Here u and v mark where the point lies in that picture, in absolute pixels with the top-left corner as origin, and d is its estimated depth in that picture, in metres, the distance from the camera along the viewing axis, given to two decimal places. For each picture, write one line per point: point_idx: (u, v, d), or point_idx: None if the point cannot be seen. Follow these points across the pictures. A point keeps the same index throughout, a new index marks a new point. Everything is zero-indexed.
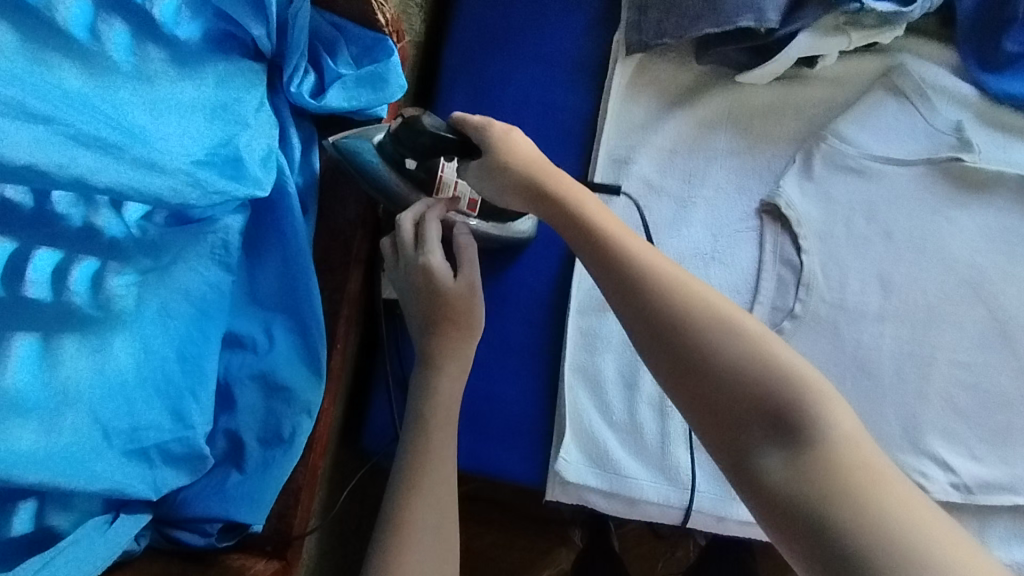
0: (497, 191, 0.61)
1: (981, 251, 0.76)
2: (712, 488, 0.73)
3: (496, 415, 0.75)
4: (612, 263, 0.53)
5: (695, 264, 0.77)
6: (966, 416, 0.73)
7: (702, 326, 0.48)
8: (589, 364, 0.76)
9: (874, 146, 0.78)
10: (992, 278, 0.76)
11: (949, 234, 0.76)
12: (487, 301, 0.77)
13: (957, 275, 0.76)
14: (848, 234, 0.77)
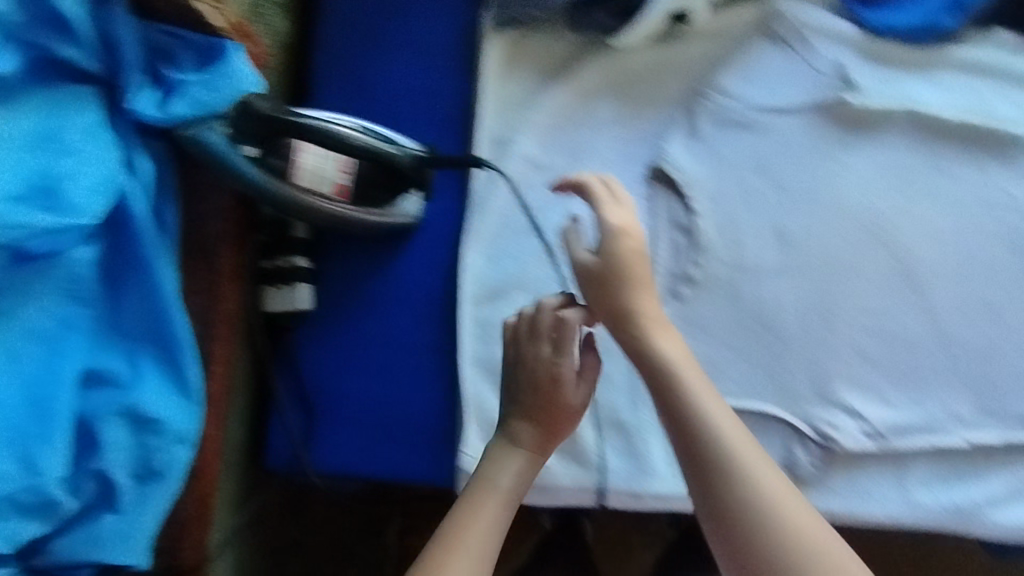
0: (591, 297, 0.59)
1: (876, 192, 0.74)
2: (624, 466, 0.72)
3: (397, 417, 0.73)
4: (677, 405, 0.52)
5: (589, 241, 0.74)
6: (874, 361, 0.72)
7: (751, 492, 0.49)
8: (487, 355, 0.74)
9: (758, 97, 0.75)
10: (891, 217, 0.73)
11: (845, 178, 0.74)
12: (378, 303, 0.75)
13: (858, 220, 0.73)
14: (742, 192, 0.75)
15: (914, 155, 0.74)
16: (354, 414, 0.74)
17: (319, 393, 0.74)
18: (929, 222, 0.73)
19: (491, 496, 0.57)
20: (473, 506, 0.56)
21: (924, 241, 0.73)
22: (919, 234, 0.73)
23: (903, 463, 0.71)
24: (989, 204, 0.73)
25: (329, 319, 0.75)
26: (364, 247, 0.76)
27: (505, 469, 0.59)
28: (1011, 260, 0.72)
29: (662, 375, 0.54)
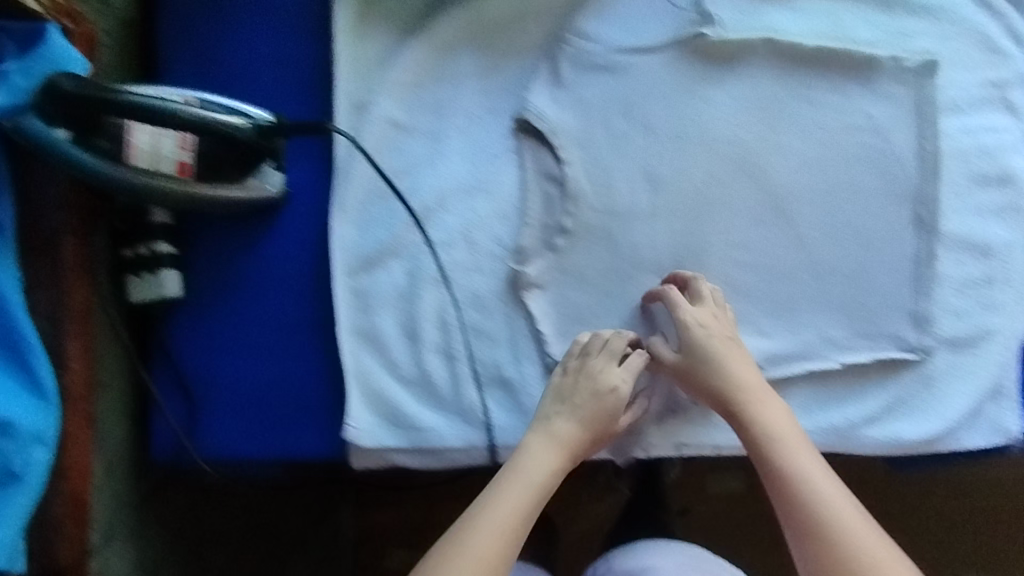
0: (685, 382, 0.70)
1: (740, 125, 0.73)
2: (512, 421, 0.72)
3: (281, 397, 0.73)
4: (755, 435, 0.65)
5: (459, 200, 0.73)
6: (748, 294, 0.73)
7: (813, 498, 0.61)
8: (366, 325, 0.72)
9: (616, 38, 0.74)
10: (757, 149, 0.73)
11: (710, 115, 0.74)
12: (251, 283, 0.73)
13: (722, 157, 0.74)
14: (611, 138, 0.74)
15: (775, 85, 0.74)
16: (237, 395, 0.73)
17: (198, 377, 0.73)
18: (794, 152, 0.73)
19: (520, 482, 0.63)
20: (506, 488, 0.63)
21: (790, 171, 0.73)
22: (783, 165, 0.73)
23: (783, 391, 0.72)
24: (850, 127, 0.73)
25: (201, 302, 0.73)
26: (230, 225, 0.74)
27: (540, 464, 0.65)
28: (878, 181, 0.73)
29: (752, 422, 0.66)
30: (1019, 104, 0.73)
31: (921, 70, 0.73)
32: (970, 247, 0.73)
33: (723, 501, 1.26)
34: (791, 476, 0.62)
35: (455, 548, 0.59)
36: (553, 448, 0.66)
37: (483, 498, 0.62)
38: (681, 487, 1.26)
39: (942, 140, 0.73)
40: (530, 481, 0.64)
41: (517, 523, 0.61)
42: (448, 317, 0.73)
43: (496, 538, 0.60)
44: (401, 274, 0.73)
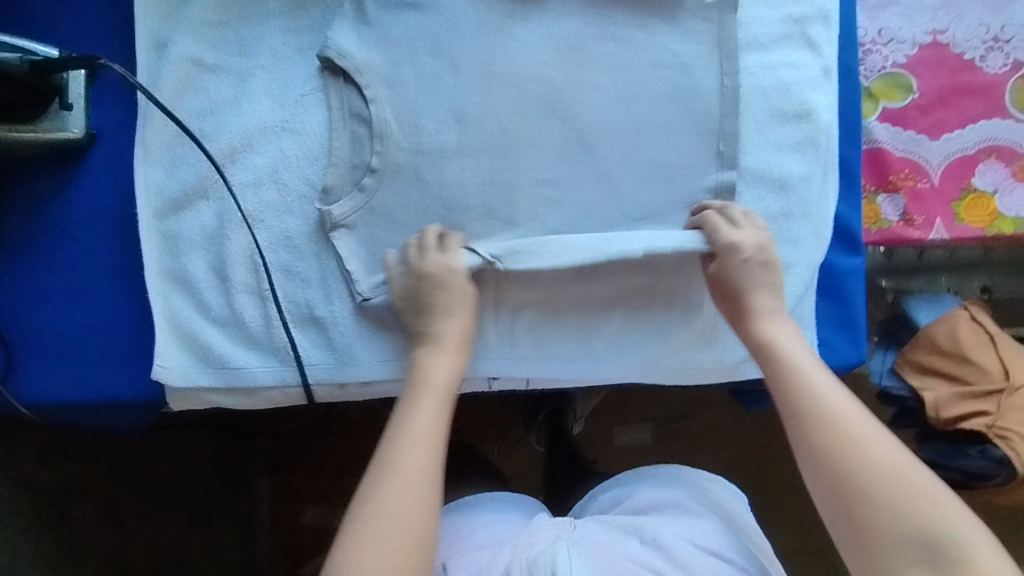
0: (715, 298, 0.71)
1: (546, 62, 0.74)
2: (325, 359, 0.74)
3: (94, 341, 0.73)
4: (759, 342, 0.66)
5: (266, 139, 0.73)
6: (557, 231, 0.74)
7: (819, 399, 0.61)
8: (175, 267, 0.73)
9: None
10: (564, 86, 0.73)
11: (516, 53, 0.74)
12: (61, 227, 0.74)
13: (527, 93, 0.73)
14: (419, 72, 0.73)
15: (580, 22, 0.74)
16: (49, 341, 0.73)
17: (11, 324, 0.73)
18: (601, 89, 0.74)
19: (430, 391, 0.64)
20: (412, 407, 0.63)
21: (597, 109, 0.74)
22: (590, 101, 0.73)
23: (593, 329, 0.75)
24: (654, 64, 0.74)
25: (11, 248, 0.73)
26: (36, 170, 0.74)
27: (438, 367, 0.66)
28: (683, 118, 0.74)
29: (758, 339, 0.67)
30: (819, 40, 0.74)
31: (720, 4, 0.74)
32: (769, 182, 0.74)
33: (628, 454, 1.29)
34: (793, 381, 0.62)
35: (386, 469, 0.59)
36: (450, 355, 0.67)
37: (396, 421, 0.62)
38: (587, 444, 1.28)
39: (742, 76, 0.74)
40: (434, 383, 0.65)
41: (437, 430, 0.62)
42: (257, 258, 0.73)
43: (425, 458, 0.60)
44: (208, 216, 0.73)
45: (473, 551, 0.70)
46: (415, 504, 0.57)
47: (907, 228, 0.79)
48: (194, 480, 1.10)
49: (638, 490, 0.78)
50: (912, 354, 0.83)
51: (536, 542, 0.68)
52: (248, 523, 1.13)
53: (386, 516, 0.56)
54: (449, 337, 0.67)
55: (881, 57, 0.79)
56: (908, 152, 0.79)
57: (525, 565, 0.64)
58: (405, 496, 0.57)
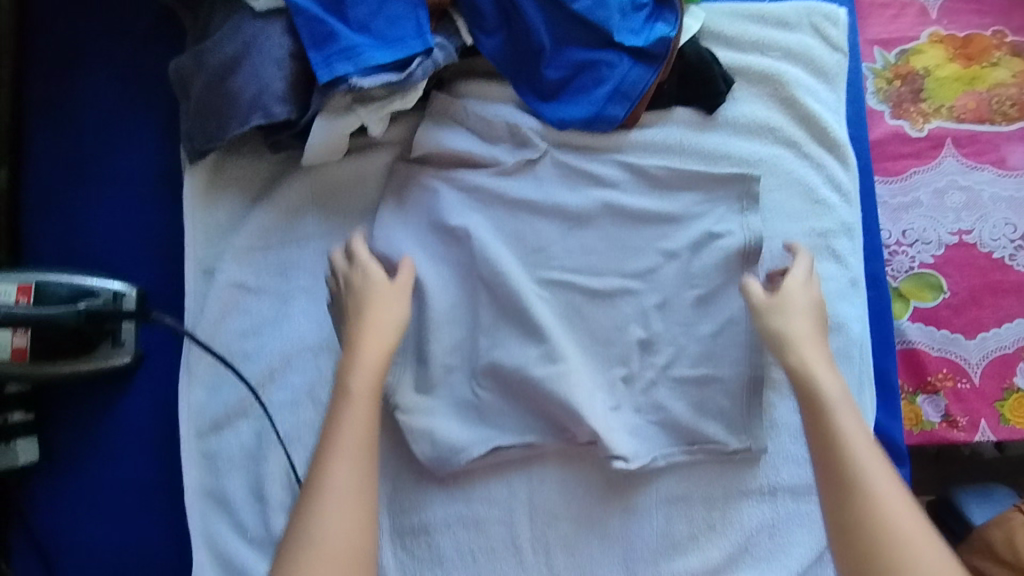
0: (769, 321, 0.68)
1: (575, 277, 0.76)
2: None
3: (133, 563, 0.74)
4: (815, 405, 0.61)
5: (306, 359, 0.76)
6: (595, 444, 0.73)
7: (869, 489, 0.55)
8: (215, 485, 0.75)
9: (478, 175, 0.78)
10: (584, 306, 0.76)
11: (543, 215, 0.78)
12: (106, 445, 0.76)
13: (554, 300, 0.76)
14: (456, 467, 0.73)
15: (598, 238, 0.77)
16: (88, 560, 0.74)
17: (53, 540, 0.74)
18: (644, 256, 0.76)
19: (356, 373, 0.64)
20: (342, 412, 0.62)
21: (631, 318, 0.75)
22: (614, 273, 0.76)
23: (632, 545, 0.73)
24: (693, 226, 0.76)
25: (57, 468, 0.76)
26: (85, 388, 0.76)
27: (353, 369, 0.64)
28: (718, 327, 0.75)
29: (805, 378, 0.63)
30: (845, 253, 0.75)
31: (740, 223, 0.76)
32: None
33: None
34: (847, 460, 0.57)
35: (323, 485, 0.58)
36: (363, 403, 0.63)
37: (310, 484, 0.58)
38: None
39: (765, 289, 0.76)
40: (355, 365, 0.64)
41: (349, 478, 0.58)
42: (293, 477, 0.74)
43: (355, 470, 0.59)
44: (248, 434, 0.75)
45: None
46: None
47: (950, 430, 0.78)
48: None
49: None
50: (964, 555, 0.81)
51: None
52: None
53: (326, 524, 0.56)
54: (361, 347, 0.66)
55: (908, 258, 0.80)
56: (944, 351, 0.79)
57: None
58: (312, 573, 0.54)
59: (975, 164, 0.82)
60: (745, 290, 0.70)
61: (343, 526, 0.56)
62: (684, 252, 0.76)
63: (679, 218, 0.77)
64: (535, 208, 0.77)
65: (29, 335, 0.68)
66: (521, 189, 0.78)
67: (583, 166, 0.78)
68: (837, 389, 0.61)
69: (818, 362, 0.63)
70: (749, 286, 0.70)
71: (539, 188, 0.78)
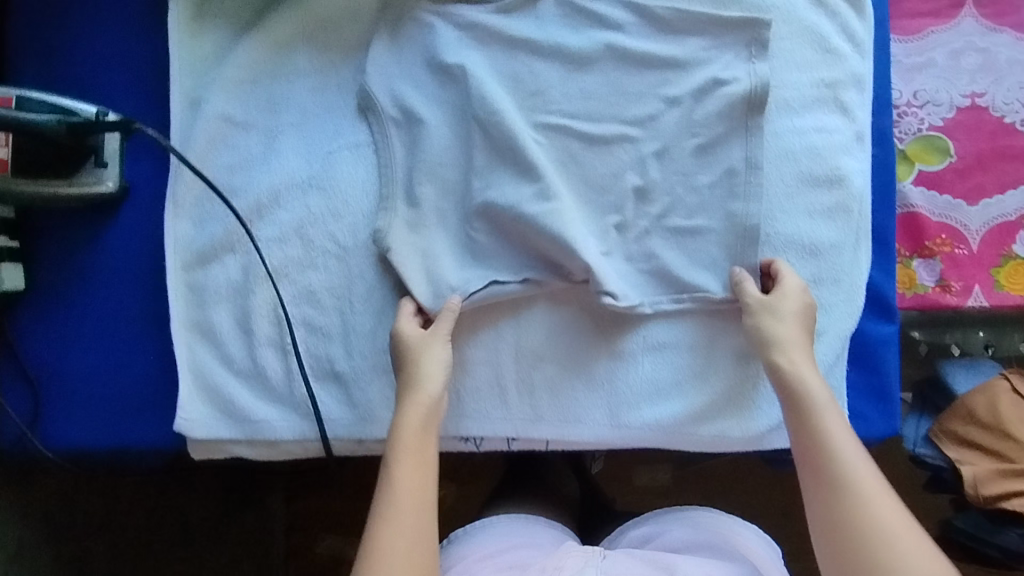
0: (761, 323, 0.67)
1: (575, 120, 0.73)
2: (346, 414, 0.74)
3: (120, 391, 0.74)
4: (798, 405, 0.62)
5: (294, 196, 0.74)
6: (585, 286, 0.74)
7: (847, 469, 0.56)
8: (201, 318, 0.74)
9: (475, 11, 0.74)
10: (583, 152, 0.73)
11: (542, 56, 0.74)
12: (92, 276, 0.75)
13: (549, 145, 0.73)
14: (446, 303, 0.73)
15: (599, 82, 0.73)
16: (76, 387, 0.74)
17: (41, 367, 0.74)
18: (645, 102, 0.73)
19: (414, 404, 0.65)
20: (399, 456, 0.62)
21: (627, 165, 0.73)
22: (614, 118, 0.73)
23: (616, 389, 0.74)
24: (700, 72, 0.73)
25: (45, 298, 0.75)
26: (71, 219, 0.75)
27: (410, 411, 0.64)
28: (716, 177, 0.72)
29: (797, 377, 0.63)
30: (853, 104, 0.73)
31: (748, 70, 0.72)
32: (800, 247, 0.72)
33: (647, 495, 1.21)
34: (826, 446, 0.58)
35: (385, 512, 0.58)
36: (416, 451, 0.62)
37: (394, 447, 0.62)
38: (608, 483, 1.21)
39: (768, 138, 0.73)
40: (418, 394, 0.65)
41: (422, 473, 0.61)
42: (280, 312, 0.74)
43: (415, 489, 0.60)
44: (235, 269, 0.74)
45: (500, 569, 0.69)
46: (406, 561, 0.56)
47: (943, 294, 0.77)
48: (208, 503, 1.08)
49: (671, 530, 0.77)
50: (947, 423, 0.82)
51: (564, 567, 0.66)
52: (266, 554, 1.09)
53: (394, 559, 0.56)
54: (414, 401, 0.65)
55: (917, 120, 0.78)
56: (945, 217, 0.77)
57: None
58: (395, 535, 0.57)
59: (994, 26, 0.78)
60: (740, 288, 0.70)
61: (413, 500, 0.59)
62: (689, 102, 0.72)
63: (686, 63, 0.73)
64: (535, 48, 0.74)
65: (12, 146, 0.67)
66: (523, 25, 0.74)
67: (586, 7, 0.74)
68: (822, 393, 0.62)
69: (804, 362, 0.64)
70: (744, 284, 0.70)
71: (539, 26, 0.74)
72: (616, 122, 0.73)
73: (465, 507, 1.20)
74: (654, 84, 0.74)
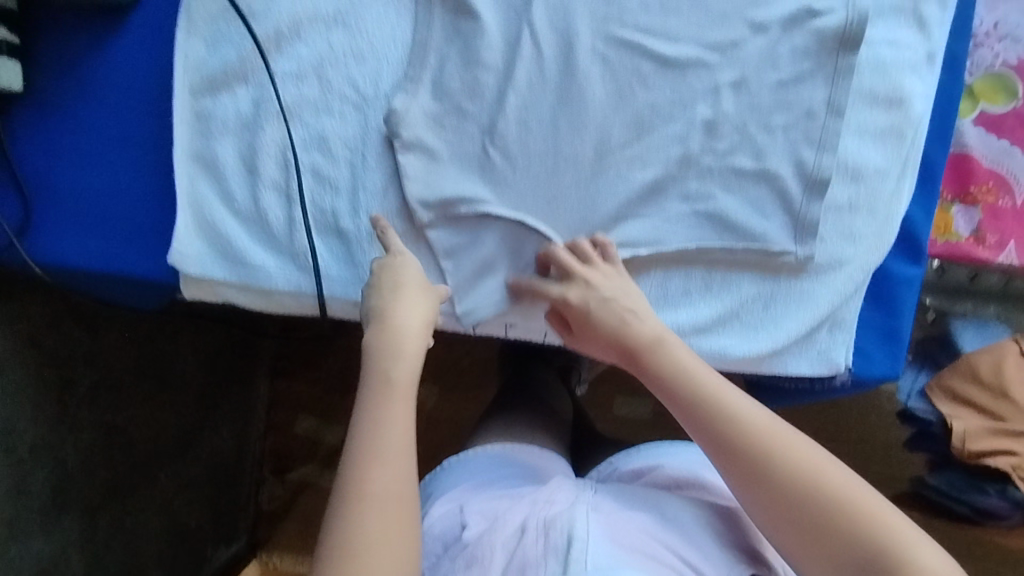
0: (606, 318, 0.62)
1: (650, 30, 0.68)
2: (344, 273, 0.70)
3: (116, 212, 0.70)
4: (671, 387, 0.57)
5: (318, 32, 0.70)
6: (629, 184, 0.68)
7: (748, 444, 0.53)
8: (205, 148, 0.70)
9: None
10: (649, 77, 0.68)
11: None
12: (96, 86, 0.70)
13: (619, 60, 0.68)
14: (457, 174, 0.68)
15: None
16: (71, 202, 0.70)
17: (33, 176, 0.70)
18: (728, 26, 0.68)
19: (411, 320, 0.56)
20: (391, 373, 0.53)
21: (699, 94, 0.68)
22: (691, 40, 0.68)
23: None
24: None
25: (42, 102, 0.71)
26: (80, 22, 0.71)
27: (405, 328, 0.56)
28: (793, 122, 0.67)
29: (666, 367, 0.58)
30: (931, 20, 0.68)
31: (845, 3, 0.67)
32: (844, 171, 0.68)
33: (627, 427, 1.21)
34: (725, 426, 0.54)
35: (368, 448, 0.50)
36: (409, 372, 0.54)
37: (374, 383, 0.53)
38: (589, 407, 1.22)
39: (854, 77, 0.67)
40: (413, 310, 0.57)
41: (410, 408, 0.53)
42: (289, 155, 0.69)
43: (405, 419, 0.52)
44: (246, 101, 0.70)
45: (490, 496, 0.67)
46: (397, 508, 0.48)
47: (976, 246, 0.73)
48: (195, 368, 1.09)
49: (665, 465, 0.71)
50: (945, 378, 0.80)
51: (556, 501, 0.62)
52: (245, 426, 1.16)
53: (378, 501, 0.48)
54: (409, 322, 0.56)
55: (991, 54, 0.74)
56: (996, 164, 0.73)
57: (541, 522, 0.59)
58: (388, 479, 0.49)
59: None
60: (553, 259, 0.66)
61: (400, 443, 0.50)
62: (775, 32, 0.67)
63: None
64: None
65: None
66: None
67: None
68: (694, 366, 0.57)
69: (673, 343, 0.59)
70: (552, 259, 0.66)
71: None
72: (694, 40, 0.68)
73: (445, 413, 1.20)
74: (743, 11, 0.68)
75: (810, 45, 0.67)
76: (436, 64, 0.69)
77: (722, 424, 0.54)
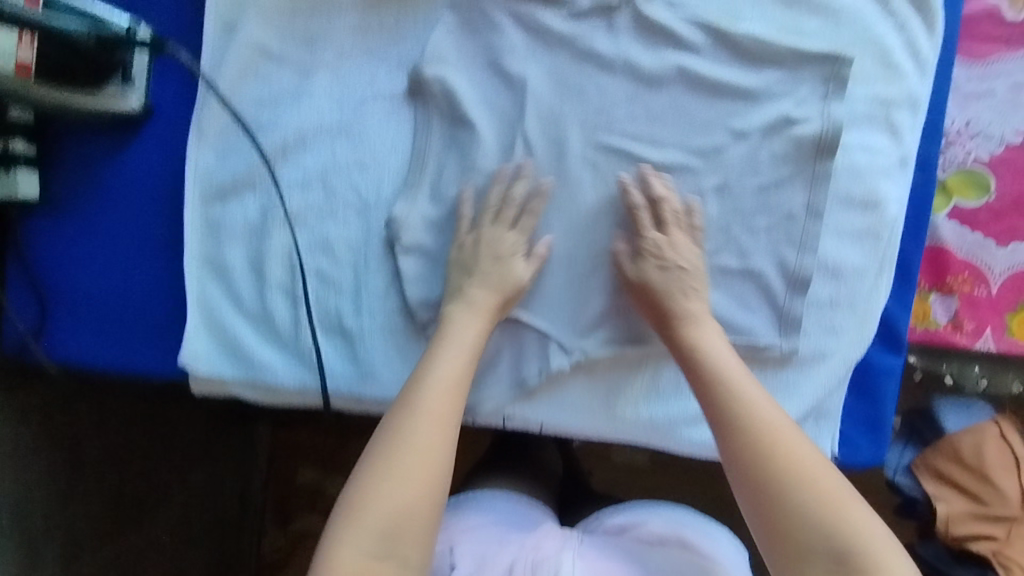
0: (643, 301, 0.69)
1: (637, 138, 0.72)
2: (347, 369, 0.73)
3: (129, 315, 0.73)
4: (691, 366, 0.63)
5: (322, 141, 0.73)
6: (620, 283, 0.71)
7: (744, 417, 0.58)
8: (215, 253, 0.73)
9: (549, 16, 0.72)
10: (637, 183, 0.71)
11: (611, 72, 0.72)
12: (111, 194, 0.74)
13: (608, 166, 0.71)
14: None
15: (665, 105, 0.72)
16: (86, 306, 0.73)
17: (50, 282, 0.73)
18: (710, 134, 0.71)
19: (474, 319, 0.66)
20: (447, 353, 0.63)
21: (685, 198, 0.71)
22: (676, 147, 0.71)
23: (618, 386, 0.73)
24: (771, 109, 0.71)
25: (58, 211, 0.74)
26: (95, 134, 0.74)
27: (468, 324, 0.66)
28: (774, 224, 0.71)
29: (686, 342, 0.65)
30: (902, 127, 0.72)
31: (820, 113, 0.71)
32: (824, 269, 0.72)
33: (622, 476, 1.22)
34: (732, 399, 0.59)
35: (411, 411, 0.58)
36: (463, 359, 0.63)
37: (450, 343, 0.64)
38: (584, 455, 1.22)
39: (832, 182, 0.71)
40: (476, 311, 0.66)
41: (464, 374, 0.62)
42: (294, 258, 0.73)
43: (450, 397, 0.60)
44: (253, 208, 0.73)
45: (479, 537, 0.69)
46: (425, 468, 0.55)
47: (954, 333, 0.77)
48: (200, 435, 1.10)
49: (650, 520, 0.71)
50: (930, 458, 0.83)
51: (544, 544, 0.67)
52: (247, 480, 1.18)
53: (409, 453, 0.55)
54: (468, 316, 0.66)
55: (963, 150, 0.77)
56: (970, 256, 0.77)
57: (530, 565, 0.63)
58: (421, 447, 0.56)
59: None
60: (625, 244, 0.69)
61: (448, 396, 0.60)
62: (756, 140, 0.71)
63: (763, 107, 0.71)
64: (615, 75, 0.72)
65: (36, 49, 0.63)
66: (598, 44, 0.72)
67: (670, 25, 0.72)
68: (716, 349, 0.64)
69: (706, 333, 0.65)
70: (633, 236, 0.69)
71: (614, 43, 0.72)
72: (678, 147, 0.71)
73: None
74: (724, 120, 0.71)
75: (789, 152, 0.71)
76: (435, 170, 0.72)
77: (727, 394, 0.59)
